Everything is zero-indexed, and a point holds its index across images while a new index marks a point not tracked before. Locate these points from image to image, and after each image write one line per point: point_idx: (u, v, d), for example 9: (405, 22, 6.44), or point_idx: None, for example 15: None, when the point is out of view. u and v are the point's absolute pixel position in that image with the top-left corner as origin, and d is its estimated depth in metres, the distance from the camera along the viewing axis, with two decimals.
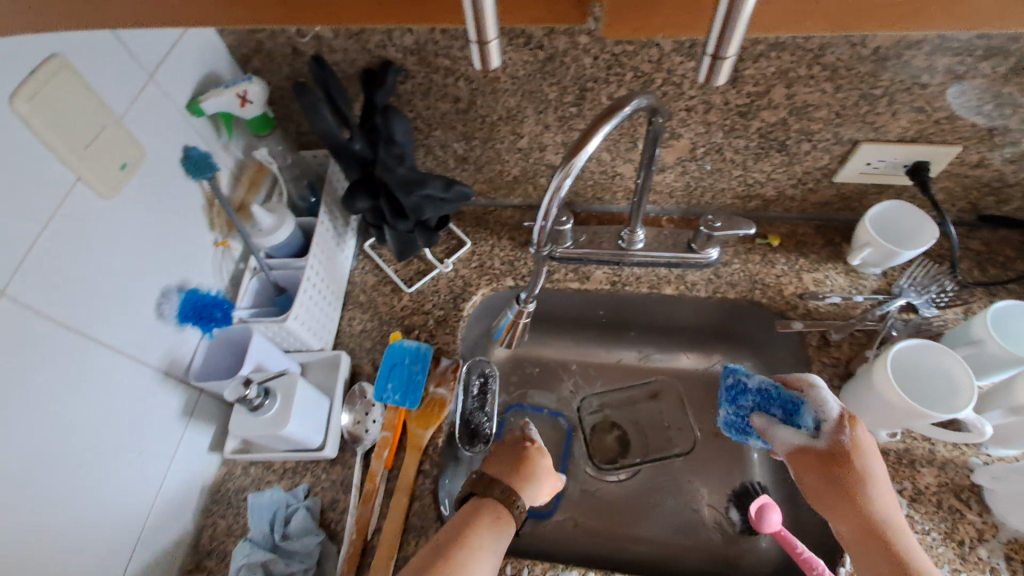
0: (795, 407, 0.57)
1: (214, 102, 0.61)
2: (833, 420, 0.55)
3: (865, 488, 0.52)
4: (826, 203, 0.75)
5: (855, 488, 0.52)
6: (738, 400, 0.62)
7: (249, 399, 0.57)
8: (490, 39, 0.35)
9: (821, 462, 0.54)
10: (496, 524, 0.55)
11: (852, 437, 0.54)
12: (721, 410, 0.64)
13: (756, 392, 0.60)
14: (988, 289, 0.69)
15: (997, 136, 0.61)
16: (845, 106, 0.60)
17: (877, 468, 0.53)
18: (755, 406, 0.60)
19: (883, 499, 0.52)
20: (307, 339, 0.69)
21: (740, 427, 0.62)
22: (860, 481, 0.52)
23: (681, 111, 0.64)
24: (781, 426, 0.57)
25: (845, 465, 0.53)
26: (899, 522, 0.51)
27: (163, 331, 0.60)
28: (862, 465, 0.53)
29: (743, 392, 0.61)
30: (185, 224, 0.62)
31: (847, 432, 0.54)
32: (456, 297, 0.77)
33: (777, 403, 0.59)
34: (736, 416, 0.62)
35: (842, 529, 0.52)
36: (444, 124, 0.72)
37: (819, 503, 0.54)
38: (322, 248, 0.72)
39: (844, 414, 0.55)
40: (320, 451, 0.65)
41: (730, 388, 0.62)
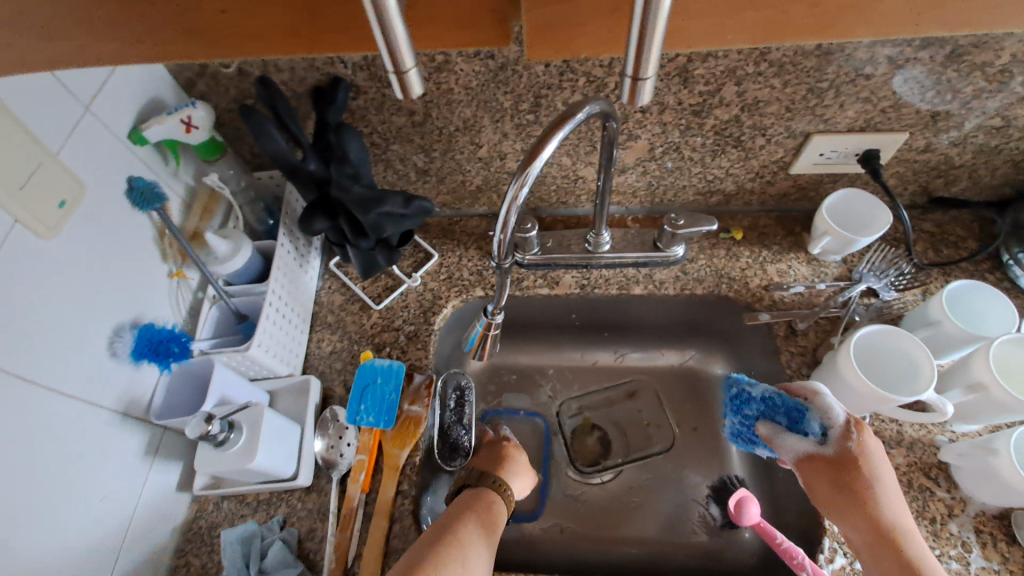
0: (800, 415, 0.57)
1: (157, 130, 0.59)
2: (840, 426, 0.56)
3: (873, 493, 0.53)
4: (785, 194, 0.76)
5: (864, 492, 0.53)
6: (742, 410, 0.62)
7: (213, 435, 0.55)
8: (407, 70, 0.34)
9: (830, 468, 0.55)
10: (490, 512, 0.61)
11: (859, 442, 0.55)
12: (726, 419, 0.64)
13: (761, 400, 0.60)
14: (942, 270, 0.72)
15: (941, 120, 0.63)
16: (794, 100, 0.61)
17: (886, 473, 0.55)
18: (760, 415, 0.60)
19: (891, 503, 0.53)
20: (274, 365, 0.67)
21: (746, 436, 0.62)
22: (868, 486, 0.54)
23: (636, 113, 0.64)
24: (789, 435, 0.57)
25: (853, 470, 0.54)
26: (910, 527, 0.52)
27: (118, 371, 0.57)
28: (869, 470, 0.54)
29: (747, 401, 0.61)
30: (134, 257, 0.60)
31: (854, 437, 0.55)
32: (426, 311, 0.76)
33: (783, 411, 0.58)
34: (742, 425, 0.62)
35: (852, 534, 0.53)
36: (402, 138, 0.71)
37: (828, 509, 0.55)
38: (284, 271, 0.70)
39: (850, 421, 0.56)
40: (294, 481, 0.63)
41: (734, 398, 0.62)
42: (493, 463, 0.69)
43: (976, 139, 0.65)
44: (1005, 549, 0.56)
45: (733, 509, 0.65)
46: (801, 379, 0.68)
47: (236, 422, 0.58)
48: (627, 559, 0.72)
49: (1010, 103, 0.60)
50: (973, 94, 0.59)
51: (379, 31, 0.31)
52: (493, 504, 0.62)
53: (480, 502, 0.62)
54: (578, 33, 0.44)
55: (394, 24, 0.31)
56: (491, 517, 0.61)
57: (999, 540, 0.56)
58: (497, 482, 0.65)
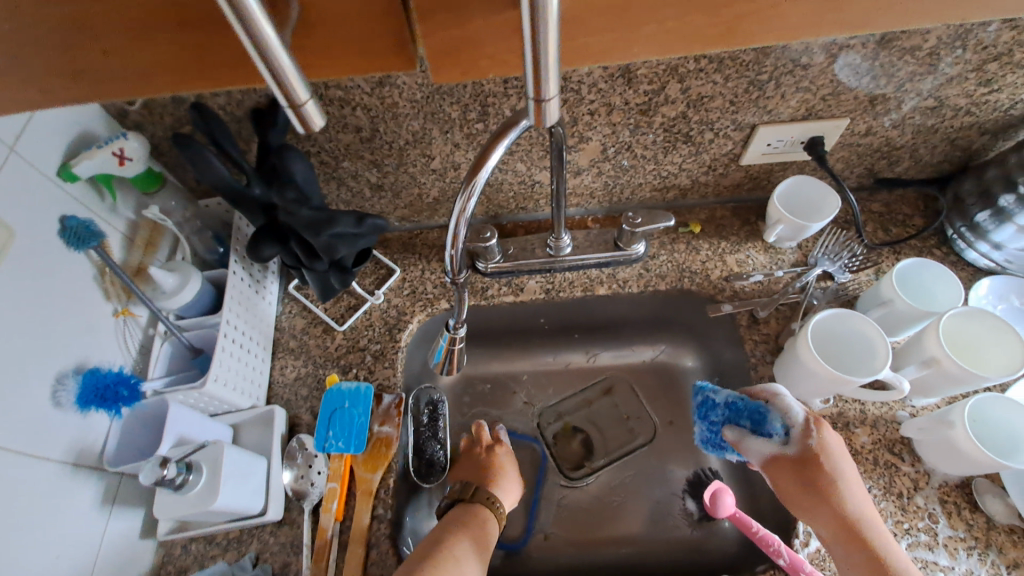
0: (762, 416, 0.59)
1: (88, 165, 0.56)
2: (800, 425, 0.58)
3: (837, 489, 0.55)
4: (738, 184, 0.77)
5: (827, 488, 0.55)
6: (710, 416, 0.63)
7: (170, 480, 0.53)
8: (303, 101, 0.34)
9: (794, 466, 0.57)
10: (483, 531, 0.63)
11: (819, 438, 0.57)
12: (696, 427, 0.65)
13: (725, 406, 0.62)
14: (892, 249, 0.74)
15: (879, 104, 0.64)
16: (737, 94, 0.62)
17: (847, 467, 0.56)
18: (726, 420, 0.62)
19: (855, 497, 0.55)
20: (235, 399, 0.64)
21: (716, 442, 0.64)
22: (832, 482, 0.55)
23: (585, 115, 0.64)
24: (754, 438, 0.59)
25: (817, 468, 0.56)
26: (873, 519, 0.54)
27: (64, 421, 0.54)
28: (831, 466, 0.56)
29: (712, 407, 0.63)
30: (74, 300, 0.57)
31: (814, 435, 0.57)
32: (391, 328, 0.75)
33: (746, 414, 0.60)
34: (710, 433, 0.63)
35: (819, 529, 0.55)
36: (351, 154, 0.70)
37: (795, 506, 0.56)
38: (238, 299, 0.67)
39: (809, 418, 0.58)
40: (263, 516, 0.61)
41: (701, 406, 0.64)
42: (486, 475, 0.70)
43: (913, 120, 0.67)
44: (969, 516, 0.58)
45: (709, 501, 0.65)
46: (767, 366, 0.69)
47: (195, 463, 0.55)
48: (612, 559, 0.72)
49: (941, 84, 0.62)
50: (907, 77, 0.61)
51: (263, 66, 0.31)
52: (485, 521, 0.64)
53: (473, 519, 0.63)
54: (480, 53, 0.44)
55: (277, 53, 0.31)
56: (484, 535, 0.62)
57: (963, 508, 0.58)
58: (491, 498, 0.66)
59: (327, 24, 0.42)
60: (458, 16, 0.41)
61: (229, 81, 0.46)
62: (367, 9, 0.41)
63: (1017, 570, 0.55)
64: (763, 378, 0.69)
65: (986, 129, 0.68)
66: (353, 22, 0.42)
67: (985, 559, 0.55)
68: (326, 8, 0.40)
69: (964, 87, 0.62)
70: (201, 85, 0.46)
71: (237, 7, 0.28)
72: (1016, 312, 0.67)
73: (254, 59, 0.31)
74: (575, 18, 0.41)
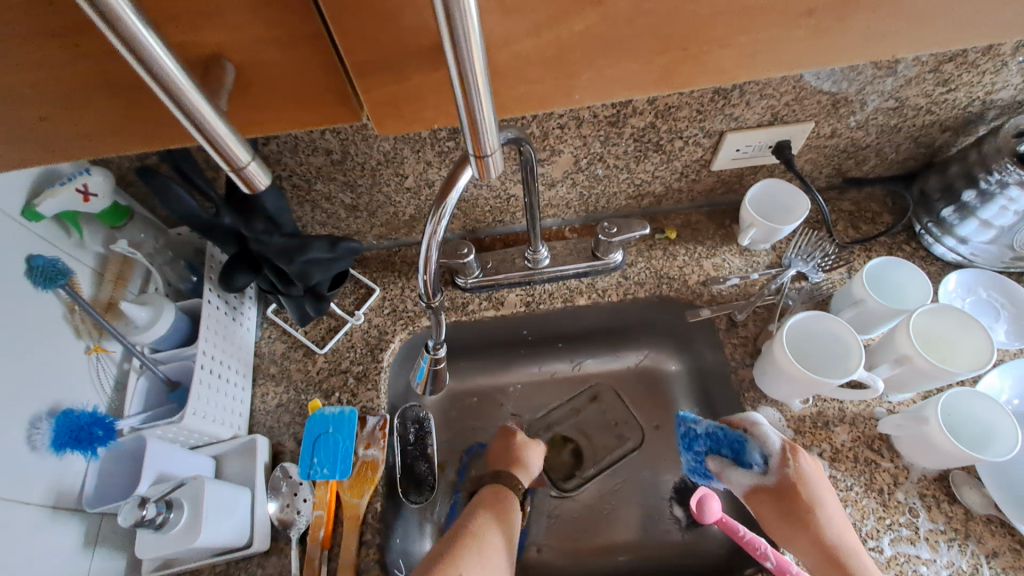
0: (740, 446, 0.61)
1: (52, 203, 0.55)
2: (778, 454, 0.59)
3: (815, 515, 0.56)
4: (711, 189, 0.78)
5: (807, 518, 0.56)
6: (693, 447, 0.64)
7: (150, 519, 0.52)
8: (246, 163, 0.36)
9: (773, 497, 0.59)
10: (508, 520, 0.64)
11: (796, 467, 0.58)
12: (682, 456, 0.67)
13: (706, 436, 0.63)
14: (863, 246, 0.75)
15: (842, 106, 0.65)
16: (703, 103, 0.63)
17: (825, 493, 0.58)
18: (709, 450, 0.63)
19: (834, 523, 0.56)
20: (216, 430, 0.63)
21: (703, 471, 0.65)
22: (810, 510, 0.56)
23: (555, 129, 0.64)
24: (735, 469, 0.61)
25: (795, 496, 0.57)
26: (851, 543, 0.55)
27: (39, 465, 0.53)
28: (810, 495, 0.57)
29: (695, 438, 0.64)
30: (45, 340, 0.56)
31: (792, 464, 0.59)
32: (373, 349, 0.74)
33: (726, 444, 0.62)
34: (696, 462, 0.65)
35: (802, 556, 0.57)
36: (324, 177, 0.69)
37: (778, 535, 0.58)
38: (215, 328, 0.66)
39: (785, 446, 0.60)
40: (250, 548, 0.60)
41: (683, 437, 0.65)
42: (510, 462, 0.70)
43: (877, 120, 0.68)
44: (948, 508, 0.59)
45: (696, 508, 0.64)
46: (747, 368, 0.70)
47: (176, 500, 0.55)
48: (607, 568, 0.71)
49: (901, 85, 0.63)
50: (867, 79, 0.62)
51: (197, 131, 0.33)
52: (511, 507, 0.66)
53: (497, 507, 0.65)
54: (423, 105, 0.43)
55: (214, 123, 0.33)
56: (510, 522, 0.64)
57: (942, 500, 0.59)
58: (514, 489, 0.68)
59: (263, 82, 0.41)
60: (396, 72, 0.40)
61: (172, 139, 0.45)
62: (305, 65, 0.40)
63: (996, 559, 0.56)
64: (744, 381, 0.69)
65: (947, 126, 0.70)
66: (293, 78, 0.41)
67: (964, 550, 0.56)
68: (262, 68, 0.40)
69: (923, 87, 0.63)
70: (143, 146, 0.45)
71: (167, 85, 0.30)
72: (982, 304, 0.68)
73: (191, 130, 0.33)
74: (515, 70, 0.41)
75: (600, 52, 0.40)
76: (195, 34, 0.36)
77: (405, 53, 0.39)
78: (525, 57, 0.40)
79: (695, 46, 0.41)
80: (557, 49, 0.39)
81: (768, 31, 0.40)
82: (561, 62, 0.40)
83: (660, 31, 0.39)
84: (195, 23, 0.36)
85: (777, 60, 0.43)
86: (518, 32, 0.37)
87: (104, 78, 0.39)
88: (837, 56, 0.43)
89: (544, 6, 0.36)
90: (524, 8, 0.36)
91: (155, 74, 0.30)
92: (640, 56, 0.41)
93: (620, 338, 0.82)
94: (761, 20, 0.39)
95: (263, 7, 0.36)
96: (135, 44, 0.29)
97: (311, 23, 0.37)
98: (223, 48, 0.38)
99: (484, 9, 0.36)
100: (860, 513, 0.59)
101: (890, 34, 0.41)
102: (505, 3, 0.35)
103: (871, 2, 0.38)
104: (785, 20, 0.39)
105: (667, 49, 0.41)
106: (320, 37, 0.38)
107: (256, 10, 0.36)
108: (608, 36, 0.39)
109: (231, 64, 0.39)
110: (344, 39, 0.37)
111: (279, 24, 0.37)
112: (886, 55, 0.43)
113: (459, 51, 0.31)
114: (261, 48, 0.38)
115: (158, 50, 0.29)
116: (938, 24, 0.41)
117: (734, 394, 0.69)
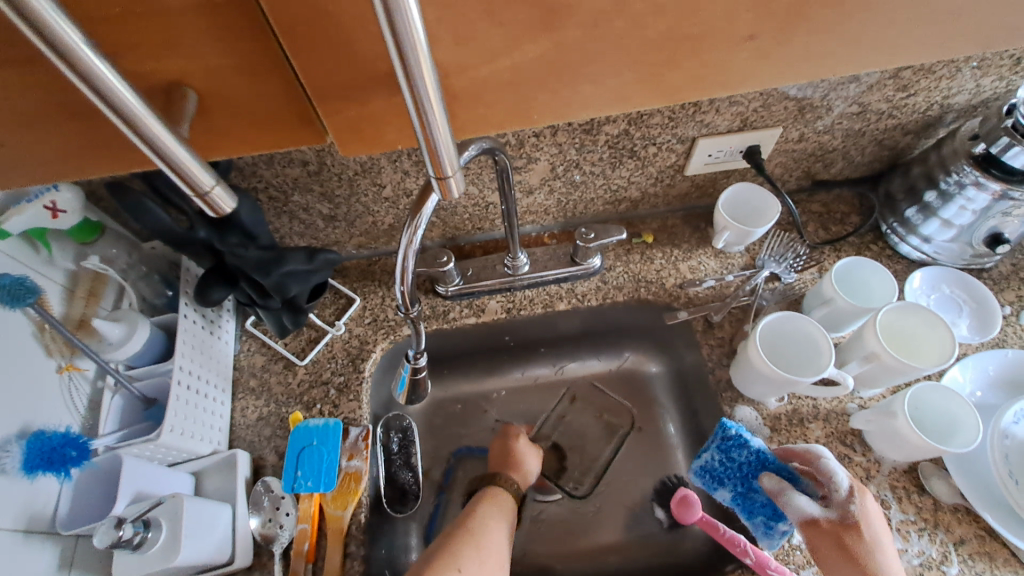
0: (790, 474, 0.59)
1: (18, 221, 0.54)
2: (844, 493, 0.55)
3: (875, 558, 0.53)
4: (686, 193, 0.80)
5: (864, 558, 0.53)
6: (731, 452, 0.61)
7: (127, 540, 0.51)
8: (209, 188, 0.35)
9: (833, 533, 0.54)
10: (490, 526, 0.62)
11: (860, 506, 0.55)
12: (704, 453, 0.63)
13: (754, 451, 0.60)
14: (833, 246, 0.78)
15: (808, 112, 0.67)
16: (675, 111, 0.64)
17: (884, 537, 0.55)
18: (747, 462, 0.60)
19: (891, 570, 0.53)
20: (194, 446, 0.62)
21: (717, 473, 0.62)
22: (869, 551, 0.53)
23: (530, 137, 0.64)
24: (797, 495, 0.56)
25: (855, 535, 0.54)
26: None
27: (7, 489, 0.51)
28: (870, 537, 0.54)
29: (741, 446, 0.60)
30: (13, 361, 0.54)
31: (856, 502, 0.55)
32: (354, 360, 0.74)
33: (776, 467, 0.59)
34: (720, 464, 0.62)
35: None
36: (300, 188, 0.69)
37: (829, 570, 0.54)
38: (191, 342, 0.66)
39: (852, 486, 0.55)
40: (232, 565, 0.59)
41: (726, 441, 0.61)
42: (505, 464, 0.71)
43: (842, 125, 0.70)
44: (918, 499, 0.61)
45: (677, 509, 0.67)
46: (724, 368, 0.71)
47: (153, 519, 0.54)
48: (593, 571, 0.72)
49: (863, 91, 0.65)
50: (830, 87, 0.64)
51: (158, 158, 0.33)
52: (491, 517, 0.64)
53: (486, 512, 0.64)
54: (385, 129, 0.44)
55: (173, 149, 0.32)
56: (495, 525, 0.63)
57: (912, 492, 0.61)
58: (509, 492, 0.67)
59: (225, 108, 0.41)
60: (356, 97, 0.40)
61: (144, 164, 0.45)
62: (266, 92, 0.40)
63: (963, 546, 0.58)
64: (721, 381, 0.71)
65: (908, 129, 0.72)
66: (255, 104, 0.41)
67: (934, 538, 0.58)
68: (225, 96, 0.40)
69: (883, 93, 0.66)
70: (118, 166, 0.45)
71: (125, 114, 0.30)
72: (945, 301, 0.71)
73: (150, 155, 0.33)
74: (475, 92, 0.41)
75: (557, 75, 0.41)
76: (154, 65, 0.37)
77: (365, 80, 0.39)
78: (484, 82, 0.40)
79: (649, 67, 0.42)
80: (515, 74, 0.40)
81: (713, 54, 0.41)
82: (519, 84, 0.41)
83: (613, 56, 0.40)
84: (155, 54, 0.36)
85: (724, 81, 0.44)
86: (478, 59, 0.38)
87: (67, 104, 0.39)
88: (785, 73, 0.44)
89: (499, 32, 0.37)
90: (478, 35, 0.36)
91: (109, 100, 0.30)
92: (595, 80, 0.42)
93: (601, 341, 0.83)
94: (708, 43, 0.40)
95: (220, 37, 0.36)
96: (86, 69, 0.28)
97: (269, 51, 0.37)
98: (184, 77, 0.38)
99: (439, 39, 0.36)
100: None
101: (830, 55, 0.43)
102: (458, 31, 0.36)
103: (807, 27, 0.40)
104: (726, 44, 0.40)
105: (621, 72, 0.42)
106: (279, 65, 0.38)
107: (214, 41, 0.36)
108: (565, 60, 0.40)
109: (193, 92, 0.39)
110: (304, 71, 0.37)
111: (237, 54, 0.37)
112: (828, 74, 0.45)
113: (412, 80, 0.31)
114: (222, 76, 0.39)
115: (111, 77, 0.29)
116: (879, 43, 0.43)
117: (713, 396, 0.70)
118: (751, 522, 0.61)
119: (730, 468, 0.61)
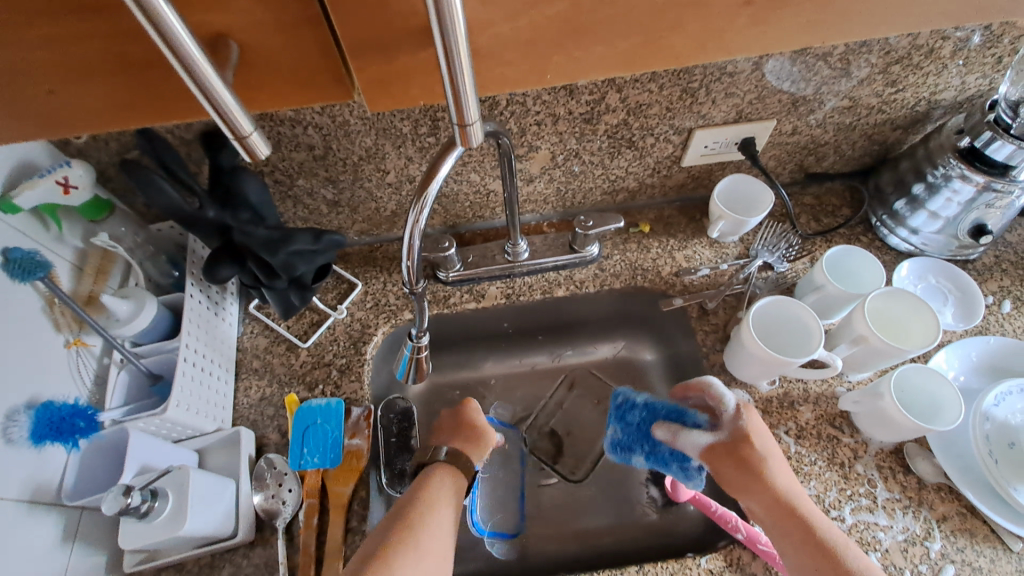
0: (678, 412, 0.63)
1: (30, 195, 0.55)
2: (731, 412, 0.61)
3: (768, 466, 0.58)
4: (682, 185, 0.82)
5: (760, 467, 0.58)
6: (625, 418, 0.65)
7: (135, 507, 0.52)
8: (248, 133, 0.37)
9: (727, 450, 0.59)
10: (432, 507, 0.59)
11: (748, 421, 0.60)
12: (609, 428, 0.67)
13: (642, 407, 0.64)
14: (824, 238, 0.80)
15: (801, 105, 0.70)
16: (672, 101, 0.66)
17: (772, 446, 0.60)
18: (641, 420, 0.64)
19: (782, 473, 0.58)
20: (199, 423, 0.64)
21: (625, 445, 0.65)
22: (762, 459, 0.58)
23: (532, 125, 0.66)
24: (687, 433, 0.60)
25: (747, 448, 0.59)
26: (799, 490, 0.58)
27: (17, 458, 0.52)
28: (761, 446, 0.59)
29: (631, 408, 0.65)
30: (24, 333, 0.55)
31: (744, 418, 0.61)
32: (356, 342, 0.75)
33: (665, 414, 0.63)
34: (624, 434, 0.65)
35: (756, 508, 0.57)
36: (305, 172, 0.70)
37: (733, 486, 0.59)
38: (196, 322, 0.67)
39: (737, 404, 0.61)
40: (235, 538, 0.61)
41: (618, 408, 0.66)
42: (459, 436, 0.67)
43: (834, 119, 0.72)
44: (904, 478, 0.63)
45: (670, 488, 0.71)
46: (718, 354, 0.73)
47: (161, 489, 0.55)
48: (590, 549, 0.73)
49: (854, 85, 0.67)
50: (823, 80, 0.66)
51: (206, 101, 0.35)
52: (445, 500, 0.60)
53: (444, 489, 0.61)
54: (410, 85, 0.46)
55: (221, 93, 0.34)
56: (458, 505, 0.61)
57: (898, 471, 0.63)
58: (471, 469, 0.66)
59: (261, 63, 0.43)
60: (386, 52, 0.42)
61: (183, 114, 0.47)
62: (304, 49, 0.42)
63: (946, 523, 0.60)
64: (715, 366, 0.73)
65: (897, 124, 0.75)
66: (292, 58, 0.43)
67: (918, 516, 0.61)
68: (264, 50, 0.42)
69: (873, 88, 0.68)
70: (156, 118, 0.47)
71: (183, 57, 0.32)
72: (932, 290, 0.73)
73: (199, 98, 0.34)
74: (494, 52, 0.43)
75: (570, 36, 0.43)
76: (203, 15, 0.38)
77: (397, 37, 0.41)
78: (504, 40, 0.42)
79: (655, 32, 0.44)
80: (531, 34, 0.42)
81: (715, 19, 0.43)
82: (536, 43, 0.43)
83: (620, 20, 0.42)
84: (204, 3, 0.37)
85: (725, 47, 0.46)
86: (498, 19, 0.40)
87: (111, 50, 0.40)
88: (782, 39, 0.46)
89: None
90: None
91: (168, 42, 0.31)
92: (605, 40, 0.44)
93: (597, 329, 0.84)
94: (712, 8, 0.42)
95: None
96: (150, 10, 0.29)
97: (311, 7, 0.39)
98: (229, 29, 0.39)
99: None
100: (824, 485, 0.62)
101: (822, 25, 0.45)
102: None
103: None
104: (729, 9, 0.43)
105: (630, 34, 0.44)
106: (318, 22, 0.40)
107: None
108: (578, 21, 0.42)
109: (236, 43, 0.40)
110: (343, 23, 0.39)
111: (281, 8, 0.39)
112: (818, 44, 0.47)
113: (444, 28, 0.33)
114: (263, 30, 0.40)
115: (175, 23, 0.30)
116: (871, 12, 0.45)
117: None
118: (671, 472, 0.63)
119: (631, 433, 0.64)
